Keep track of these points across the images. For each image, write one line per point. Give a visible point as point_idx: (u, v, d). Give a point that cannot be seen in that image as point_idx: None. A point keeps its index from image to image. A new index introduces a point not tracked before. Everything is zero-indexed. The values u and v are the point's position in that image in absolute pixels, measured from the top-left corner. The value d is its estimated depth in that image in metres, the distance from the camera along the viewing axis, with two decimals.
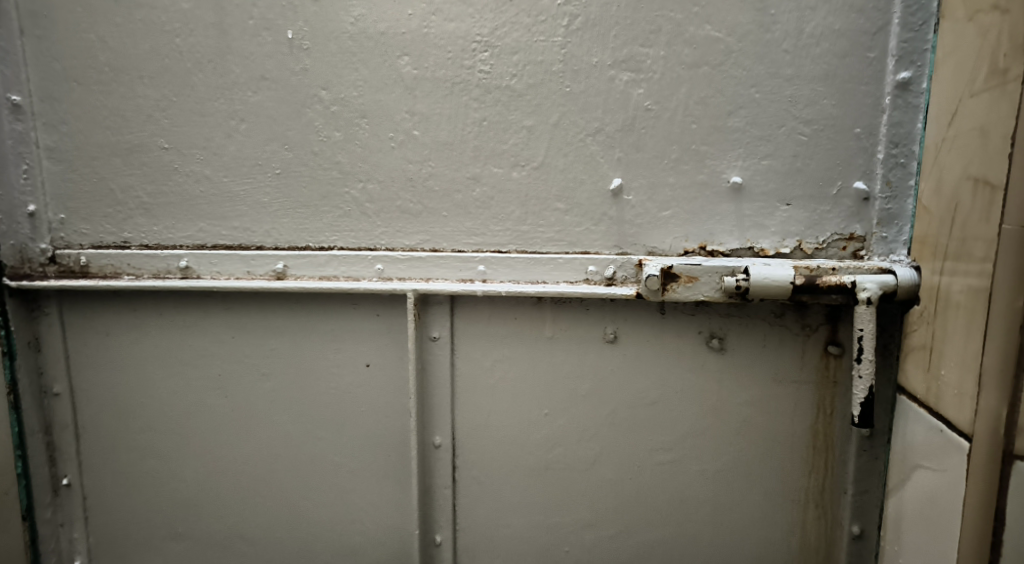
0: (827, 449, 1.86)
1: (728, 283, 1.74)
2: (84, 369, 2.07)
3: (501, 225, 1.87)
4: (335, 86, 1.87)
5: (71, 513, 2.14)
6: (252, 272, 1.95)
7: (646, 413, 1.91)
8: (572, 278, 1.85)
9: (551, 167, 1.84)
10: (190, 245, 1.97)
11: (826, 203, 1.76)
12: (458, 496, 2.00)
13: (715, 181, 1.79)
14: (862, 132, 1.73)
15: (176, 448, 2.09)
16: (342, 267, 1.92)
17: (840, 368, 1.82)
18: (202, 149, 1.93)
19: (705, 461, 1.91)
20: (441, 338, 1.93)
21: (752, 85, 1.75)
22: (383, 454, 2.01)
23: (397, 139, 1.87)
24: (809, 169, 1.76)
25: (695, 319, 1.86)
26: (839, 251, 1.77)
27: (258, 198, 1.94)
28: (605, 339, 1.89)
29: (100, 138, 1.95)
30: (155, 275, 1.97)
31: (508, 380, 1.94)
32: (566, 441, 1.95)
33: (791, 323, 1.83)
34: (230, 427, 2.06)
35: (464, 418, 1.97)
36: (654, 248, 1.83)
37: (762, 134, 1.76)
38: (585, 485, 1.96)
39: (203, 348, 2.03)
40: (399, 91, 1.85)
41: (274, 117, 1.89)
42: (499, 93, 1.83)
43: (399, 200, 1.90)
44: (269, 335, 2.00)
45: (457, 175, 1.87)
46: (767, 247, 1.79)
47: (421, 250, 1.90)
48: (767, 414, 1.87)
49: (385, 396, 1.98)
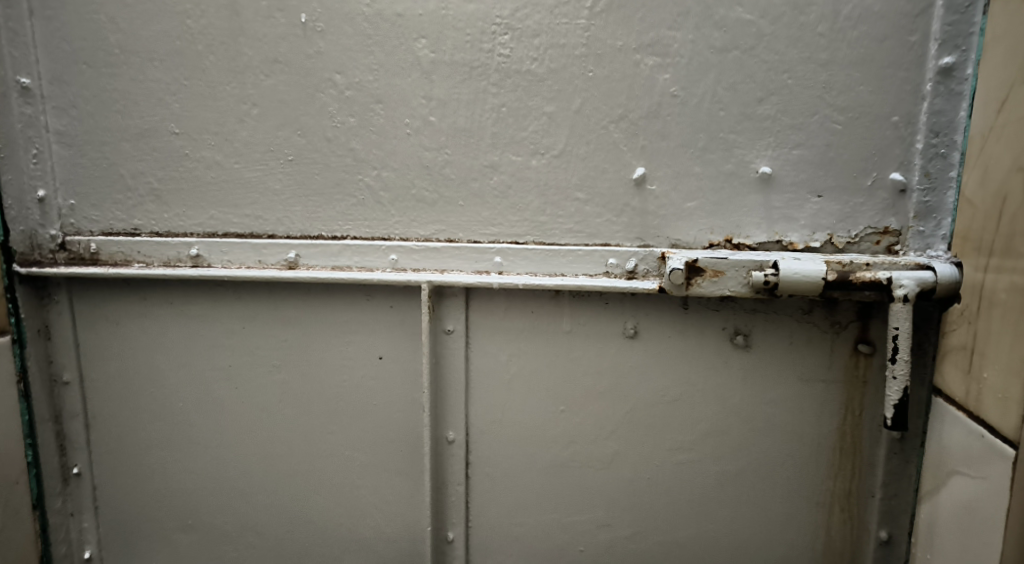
0: (855, 451, 1.78)
1: (756, 278, 1.66)
2: (94, 357, 2.04)
3: (519, 215, 1.81)
4: (350, 70, 1.81)
5: (81, 502, 2.11)
6: (263, 261, 1.90)
7: (667, 411, 1.84)
8: (592, 270, 1.79)
9: (572, 156, 1.77)
10: (200, 233, 1.93)
11: (859, 194, 1.68)
12: (472, 492, 1.95)
13: (743, 171, 1.71)
14: (900, 120, 1.64)
15: (186, 439, 2.05)
16: (356, 257, 1.87)
17: (871, 367, 1.75)
18: (213, 135, 1.88)
19: (727, 461, 1.84)
20: (456, 331, 1.87)
21: (784, 70, 1.67)
22: (395, 448, 1.97)
23: (413, 125, 1.81)
24: (842, 159, 1.68)
25: (719, 315, 1.79)
26: (872, 246, 1.69)
27: (270, 185, 1.89)
28: (625, 334, 1.83)
29: (110, 122, 1.90)
30: (166, 263, 1.93)
31: (524, 375, 1.88)
32: (583, 438, 1.89)
33: (820, 320, 1.75)
34: (239, 418, 2.02)
35: (478, 413, 1.91)
36: (677, 241, 1.76)
37: (794, 123, 1.68)
38: (601, 484, 1.90)
39: (213, 338, 1.99)
40: (416, 76, 1.79)
41: (287, 101, 1.84)
42: (519, 78, 1.76)
43: (414, 188, 1.84)
44: (281, 326, 1.95)
45: (475, 163, 1.81)
46: (796, 240, 1.71)
47: (436, 241, 1.84)
48: (794, 414, 1.80)
49: (398, 389, 1.93)
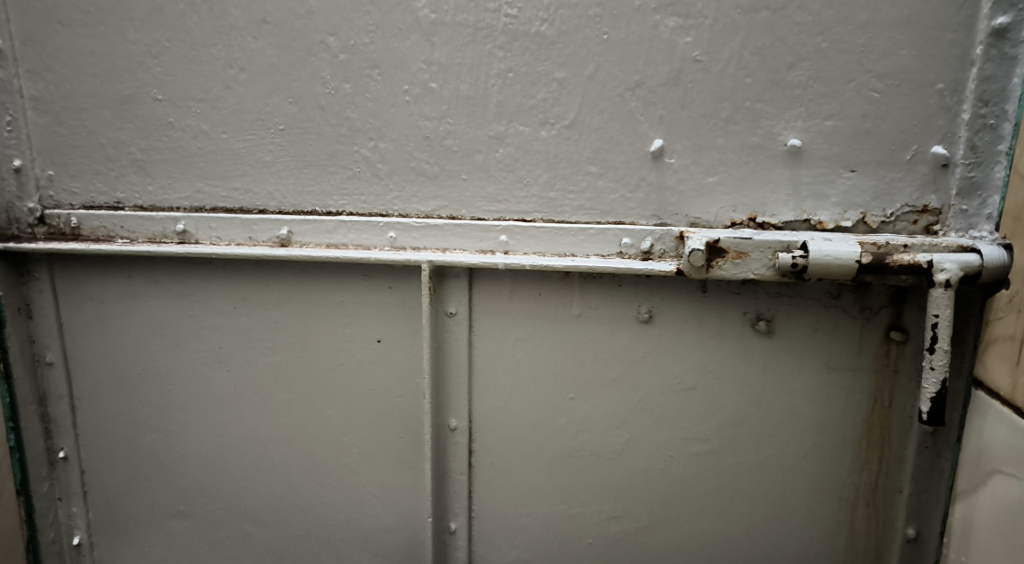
0: (882, 445, 1.66)
1: (783, 260, 1.52)
2: (79, 337, 1.94)
3: (527, 190, 1.68)
4: (344, 32, 1.67)
5: (69, 487, 2.03)
6: (254, 238, 1.78)
7: (682, 400, 1.72)
8: (605, 251, 1.66)
9: (584, 126, 1.64)
10: (187, 207, 1.81)
11: (897, 169, 1.54)
12: (475, 481, 1.85)
13: (770, 144, 1.58)
14: (945, 88, 1.50)
15: (175, 423, 1.95)
16: (351, 234, 1.75)
17: (903, 356, 1.61)
18: (199, 102, 1.75)
19: (745, 453, 1.72)
20: (458, 313, 1.76)
21: (818, 32, 1.52)
22: (393, 435, 1.86)
23: (412, 92, 1.68)
24: (879, 131, 1.54)
25: (740, 299, 1.66)
26: (909, 226, 1.55)
27: (261, 156, 1.76)
28: (639, 318, 1.70)
29: (89, 87, 1.78)
30: (151, 239, 1.82)
31: (530, 361, 1.76)
32: (592, 428, 1.77)
33: (849, 305, 1.62)
34: (231, 402, 1.92)
35: (482, 400, 1.80)
36: (697, 219, 1.63)
37: (827, 90, 1.54)
38: (610, 475, 1.79)
39: (202, 318, 1.88)
40: (415, 38, 1.66)
41: (277, 66, 1.71)
42: (527, 41, 1.62)
43: (414, 160, 1.71)
44: (273, 306, 1.84)
45: (479, 134, 1.67)
46: (826, 219, 1.58)
47: (437, 217, 1.72)
48: (818, 405, 1.67)
49: (397, 374, 1.83)
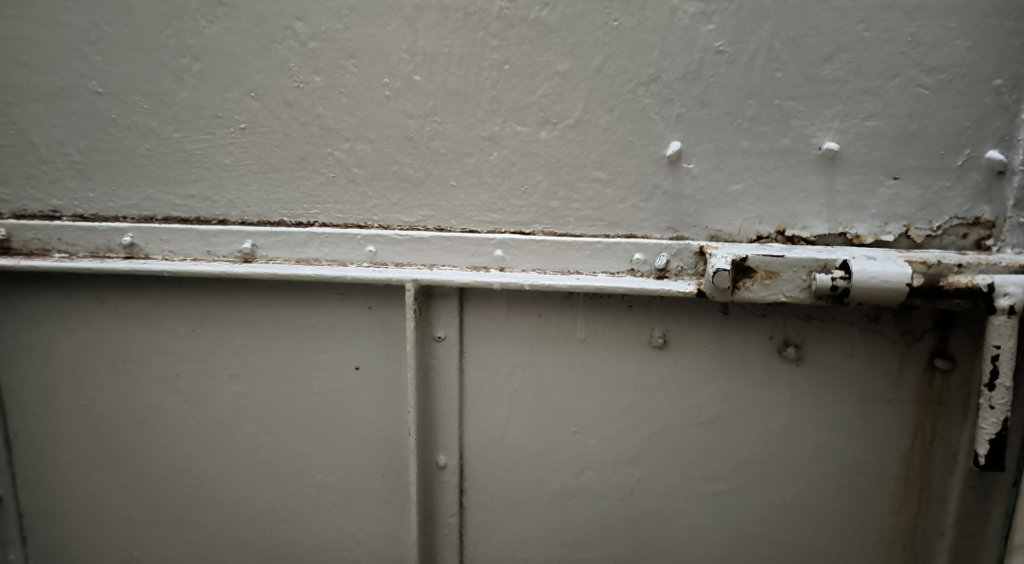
0: (923, 484, 1.49)
1: (821, 282, 1.33)
2: (14, 364, 1.70)
3: (525, 199, 1.48)
4: (314, 16, 1.45)
5: (5, 532, 1.79)
6: (212, 253, 1.55)
7: (700, 434, 1.54)
8: (614, 268, 1.46)
9: (590, 126, 1.44)
10: (135, 217, 1.58)
11: (946, 176, 1.36)
12: (466, 523, 1.64)
13: (802, 148, 1.39)
14: (1004, 84, 1.32)
15: (126, 459, 1.72)
16: (324, 248, 1.53)
17: (947, 386, 1.44)
18: (146, 96, 1.52)
19: (770, 492, 1.54)
20: (448, 338, 1.55)
21: (860, 19, 1.34)
22: (374, 474, 1.65)
23: (393, 86, 1.46)
24: (927, 133, 1.35)
25: (766, 321, 1.48)
26: (958, 240, 1.38)
27: (219, 159, 1.54)
28: (652, 343, 1.51)
29: (19, 78, 1.54)
30: (92, 254, 1.58)
31: (529, 390, 1.56)
32: (599, 464, 1.58)
33: (888, 329, 1.45)
34: (188, 436, 1.69)
35: (474, 433, 1.60)
36: (718, 232, 1.44)
37: (869, 87, 1.35)
38: (619, 517, 1.59)
39: (155, 342, 1.65)
40: (397, 23, 1.44)
41: (236, 55, 1.49)
42: (525, 28, 1.42)
43: (396, 165, 1.50)
44: (236, 328, 1.62)
45: (470, 135, 1.47)
46: (864, 233, 1.40)
47: (424, 229, 1.51)
48: (852, 439, 1.50)
49: (378, 405, 1.61)
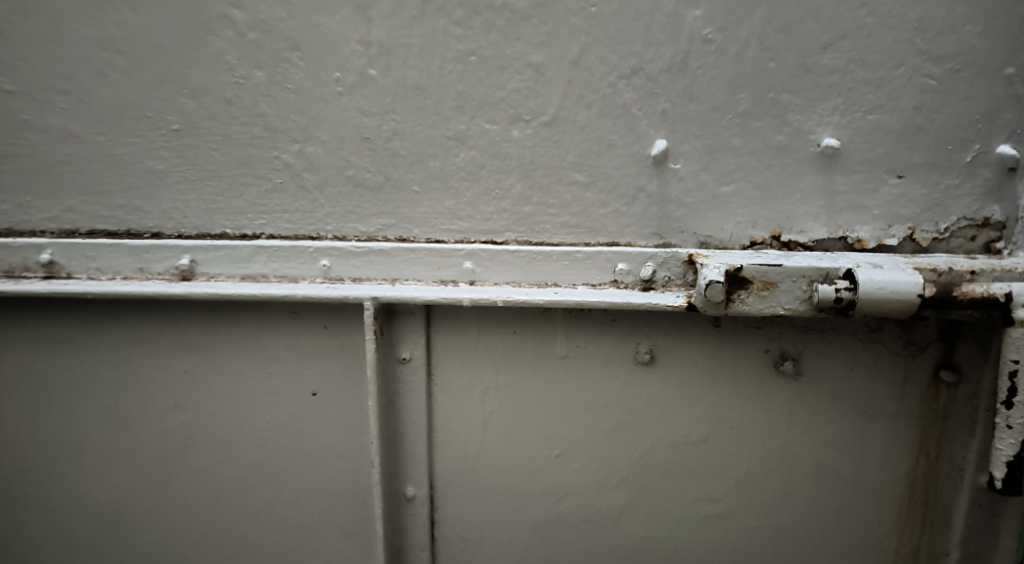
0: (927, 502, 1.39)
1: (824, 293, 1.21)
2: None
3: (495, 204, 1.34)
4: (253, 3, 1.29)
5: None
6: (146, 270, 1.38)
7: (691, 455, 1.42)
8: (595, 279, 1.33)
9: (567, 124, 1.30)
10: (56, 231, 1.40)
11: (953, 174, 1.25)
12: (438, 557, 1.51)
13: (799, 145, 1.27)
14: (1015, 73, 1.21)
15: (56, 499, 1.54)
16: (273, 263, 1.37)
17: (954, 399, 1.34)
18: (63, 95, 1.34)
19: (766, 515, 1.43)
20: (414, 358, 1.40)
21: (862, 3, 1.22)
22: (335, 507, 1.50)
23: (346, 82, 1.31)
24: (934, 127, 1.24)
25: (760, 333, 1.36)
26: (966, 243, 1.27)
27: (150, 165, 1.36)
28: (637, 359, 1.39)
29: None
30: (8, 274, 1.40)
31: (504, 412, 1.43)
32: (581, 490, 1.45)
33: (891, 339, 1.34)
34: (126, 471, 1.52)
35: (445, 460, 1.46)
36: (707, 239, 1.31)
37: (871, 77, 1.24)
38: (604, 546, 1.47)
39: (85, 369, 1.48)
40: (348, 11, 1.28)
41: (165, 47, 1.31)
42: (493, 15, 1.27)
43: (351, 169, 1.34)
44: (176, 352, 1.45)
45: (433, 135, 1.32)
46: (865, 237, 1.28)
47: (384, 240, 1.36)
48: (853, 457, 1.39)
49: (338, 432, 1.46)
